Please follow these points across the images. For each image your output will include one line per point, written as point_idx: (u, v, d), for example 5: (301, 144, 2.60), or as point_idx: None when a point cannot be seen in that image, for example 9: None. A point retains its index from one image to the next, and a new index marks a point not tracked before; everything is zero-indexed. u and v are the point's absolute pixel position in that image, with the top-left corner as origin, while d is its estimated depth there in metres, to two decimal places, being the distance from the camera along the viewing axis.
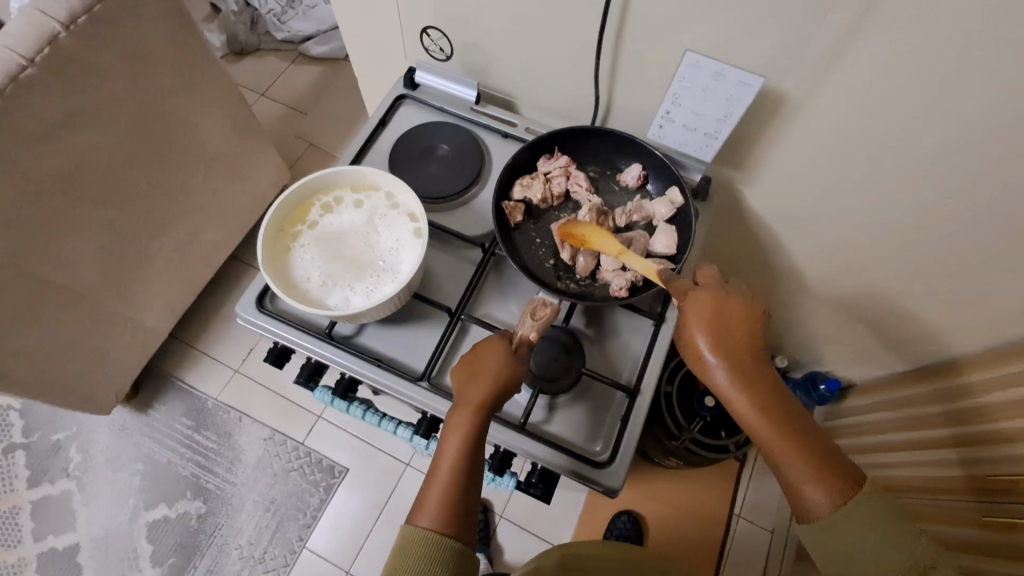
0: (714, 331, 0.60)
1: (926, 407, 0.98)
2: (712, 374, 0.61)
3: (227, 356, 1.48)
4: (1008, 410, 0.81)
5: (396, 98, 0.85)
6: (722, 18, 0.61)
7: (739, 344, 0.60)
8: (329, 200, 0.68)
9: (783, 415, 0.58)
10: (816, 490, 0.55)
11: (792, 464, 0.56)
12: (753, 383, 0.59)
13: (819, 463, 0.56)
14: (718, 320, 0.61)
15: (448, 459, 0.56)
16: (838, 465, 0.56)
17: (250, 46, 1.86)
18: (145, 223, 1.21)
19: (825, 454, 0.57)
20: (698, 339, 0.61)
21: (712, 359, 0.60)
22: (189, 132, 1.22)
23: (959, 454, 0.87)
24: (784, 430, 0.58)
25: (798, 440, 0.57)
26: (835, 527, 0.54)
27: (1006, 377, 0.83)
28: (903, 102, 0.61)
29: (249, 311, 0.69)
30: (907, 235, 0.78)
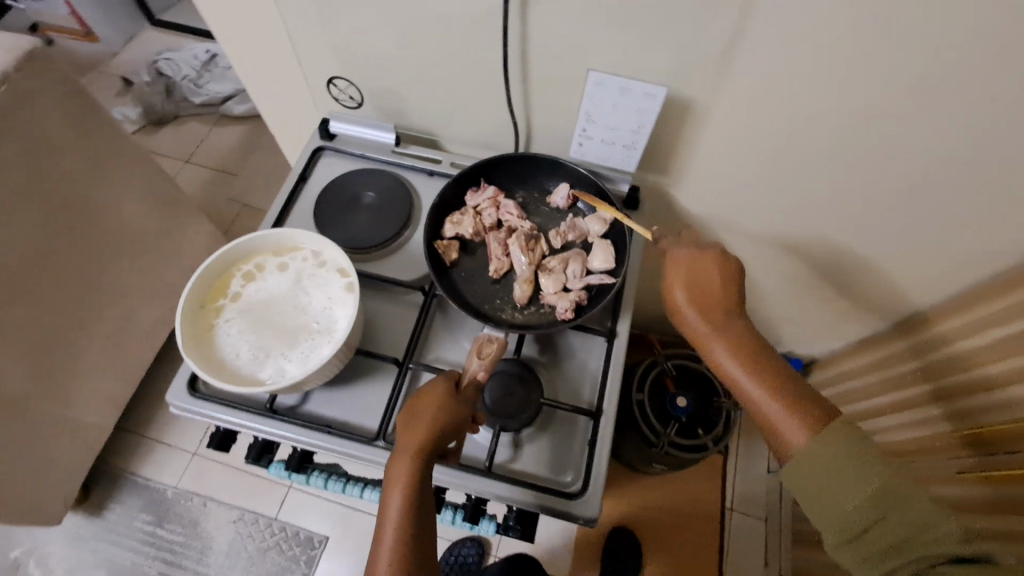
0: (691, 280, 0.65)
1: (881, 371, 1.00)
2: (690, 322, 0.65)
3: (183, 439, 1.40)
4: (992, 352, 0.75)
5: (313, 151, 0.82)
6: (620, 35, 0.62)
7: (715, 290, 0.64)
8: (250, 267, 0.64)
9: (756, 355, 0.60)
10: (789, 420, 0.56)
11: (767, 398, 0.58)
12: (723, 329, 0.63)
13: (793, 393, 0.57)
14: (695, 277, 0.65)
15: (394, 511, 0.53)
16: (810, 395, 0.57)
17: (168, 114, 1.81)
18: (72, 317, 1.13)
19: (798, 384, 0.58)
20: (675, 288, 0.66)
21: (687, 308, 0.65)
22: (108, 215, 1.15)
23: (896, 420, 0.93)
24: (759, 367, 0.60)
25: (768, 377, 0.59)
26: (819, 455, 0.52)
27: (991, 314, 0.77)
28: (807, 91, 0.63)
29: (181, 398, 0.65)
30: (835, 215, 0.80)
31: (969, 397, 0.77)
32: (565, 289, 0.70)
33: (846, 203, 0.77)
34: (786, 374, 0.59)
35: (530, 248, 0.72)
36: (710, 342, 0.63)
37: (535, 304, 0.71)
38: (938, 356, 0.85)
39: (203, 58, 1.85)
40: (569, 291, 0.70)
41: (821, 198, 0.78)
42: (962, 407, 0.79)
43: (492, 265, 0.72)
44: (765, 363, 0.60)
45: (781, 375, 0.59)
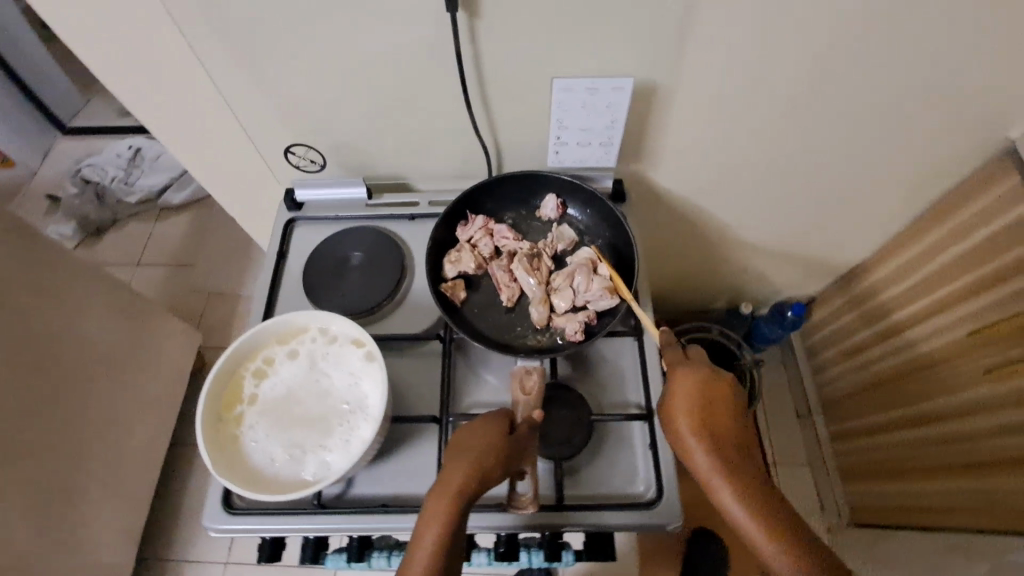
0: (699, 402, 0.57)
1: (875, 300, 1.05)
2: (693, 454, 0.55)
3: (210, 552, 1.31)
4: (1000, 244, 0.79)
5: (285, 225, 0.78)
6: (577, 38, 0.61)
7: (722, 420, 0.56)
8: (259, 363, 0.60)
9: (769, 503, 0.51)
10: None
11: (782, 562, 0.48)
12: (735, 466, 0.54)
13: (812, 561, 0.48)
14: (704, 402, 0.57)
15: (426, 546, 0.48)
16: (831, 561, 0.48)
17: (106, 221, 1.72)
18: (65, 460, 1.04)
19: (817, 549, 0.49)
20: (681, 413, 0.57)
21: (695, 438, 0.55)
22: (77, 343, 1.08)
23: (909, 338, 0.98)
24: (774, 519, 0.50)
25: (791, 533, 0.50)
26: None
27: (982, 213, 0.81)
28: (768, 51, 0.63)
29: (219, 520, 0.60)
30: (814, 165, 0.81)
31: (994, 296, 0.81)
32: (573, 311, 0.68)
33: (821, 151, 0.78)
34: (802, 529, 0.50)
35: (535, 268, 0.70)
36: (717, 485, 0.53)
37: (552, 326, 0.69)
38: (944, 262, 0.89)
39: (127, 154, 1.78)
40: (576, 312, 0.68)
41: (798, 150, 0.78)
42: (989, 304, 0.82)
43: (503, 294, 0.70)
44: (783, 512, 0.51)
45: (797, 531, 0.50)
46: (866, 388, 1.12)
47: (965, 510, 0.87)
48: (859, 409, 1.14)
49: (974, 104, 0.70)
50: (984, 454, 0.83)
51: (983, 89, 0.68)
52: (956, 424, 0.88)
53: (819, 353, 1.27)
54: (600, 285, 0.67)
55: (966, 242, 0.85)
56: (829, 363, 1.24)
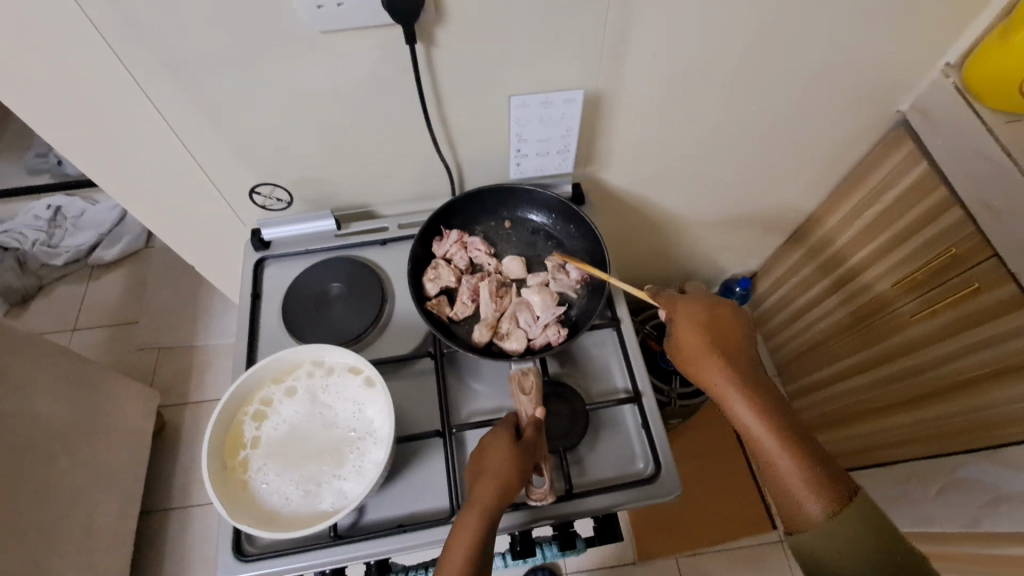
0: (709, 332, 0.64)
1: (812, 263, 1.15)
2: (708, 375, 0.62)
3: None
4: (910, 202, 0.91)
5: (255, 266, 0.78)
6: (526, 59, 0.66)
7: (732, 345, 0.63)
8: (258, 405, 0.60)
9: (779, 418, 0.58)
10: (811, 497, 0.53)
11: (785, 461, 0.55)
12: (746, 384, 0.60)
13: (816, 472, 0.54)
14: (714, 330, 0.64)
15: (456, 565, 0.52)
16: (834, 474, 0.54)
17: (31, 289, 1.59)
18: (27, 549, 0.96)
19: (821, 461, 0.55)
20: (696, 341, 0.64)
21: (710, 358, 0.62)
22: (26, 422, 0.99)
23: (847, 294, 1.08)
24: (779, 429, 0.57)
25: (798, 447, 0.56)
26: (831, 531, 0.52)
27: (888, 178, 0.93)
28: (696, 53, 0.70)
29: (234, 569, 0.59)
30: (746, 151, 0.89)
31: (908, 247, 0.93)
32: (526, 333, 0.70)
33: (751, 137, 0.87)
34: (810, 443, 0.56)
35: (500, 294, 0.73)
36: (730, 398, 0.60)
37: (497, 339, 0.70)
38: (866, 223, 1.00)
39: (46, 214, 1.66)
40: (529, 335, 0.70)
41: (731, 140, 0.87)
42: (907, 254, 0.93)
43: (455, 307, 0.72)
44: (787, 427, 0.57)
45: (802, 440, 0.56)
46: (812, 346, 1.23)
47: (918, 442, 0.96)
48: (809, 367, 1.25)
49: (870, 83, 0.81)
50: (928, 385, 0.92)
51: (877, 69, 0.78)
52: (894, 364, 0.99)
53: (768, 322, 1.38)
54: (552, 321, 0.70)
55: (880, 204, 0.96)
56: (778, 330, 1.35)
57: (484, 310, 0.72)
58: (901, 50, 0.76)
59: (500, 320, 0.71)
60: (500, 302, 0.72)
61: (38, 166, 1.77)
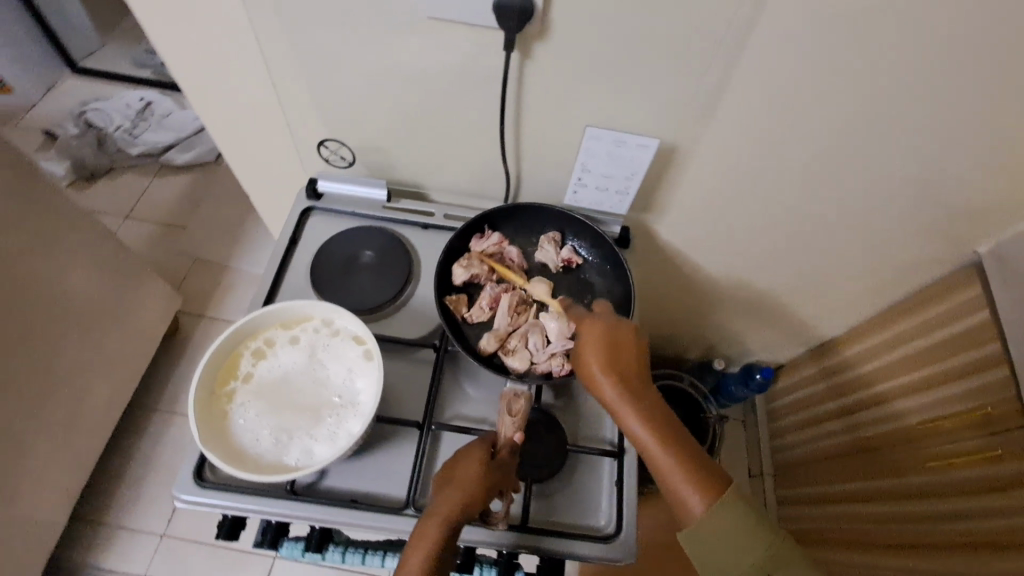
0: (605, 347, 0.65)
1: (848, 372, 1.09)
2: (602, 390, 0.63)
3: (149, 521, 1.26)
4: (951, 349, 0.87)
5: (302, 212, 0.80)
6: (613, 94, 0.66)
7: (628, 361, 0.64)
8: (259, 344, 0.62)
9: (665, 427, 0.61)
10: (693, 494, 0.57)
11: (672, 467, 0.59)
12: (637, 398, 0.62)
13: (698, 471, 0.58)
14: (611, 347, 0.65)
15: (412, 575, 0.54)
16: (710, 468, 0.59)
17: (102, 168, 1.68)
18: (19, 403, 1.01)
19: (698, 458, 0.59)
20: (591, 358, 0.64)
21: (603, 377, 0.63)
22: (53, 289, 1.05)
23: (874, 415, 1.02)
24: (667, 437, 0.60)
25: (680, 453, 0.59)
26: (716, 532, 0.55)
27: (941, 317, 0.89)
28: (782, 135, 0.69)
29: (190, 490, 0.61)
30: (805, 244, 0.87)
31: (943, 391, 0.88)
32: (533, 357, 0.69)
33: (814, 232, 0.84)
34: (690, 446, 0.61)
35: (516, 311, 0.72)
36: (625, 414, 0.62)
37: (501, 352, 0.70)
38: (905, 354, 0.96)
39: (136, 106, 1.76)
40: (536, 359, 0.69)
41: (794, 229, 0.84)
42: (936, 401, 0.90)
43: (471, 310, 0.72)
44: (671, 434, 0.60)
45: (685, 446, 0.60)
46: (823, 455, 1.16)
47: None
48: (814, 476, 1.17)
49: (953, 215, 0.77)
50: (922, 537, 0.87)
51: (964, 205, 0.75)
52: (895, 504, 0.93)
53: (780, 419, 1.33)
54: (559, 353, 0.69)
55: (934, 335, 0.90)
56: (787, 431, 1.30)
57: (496, 322, 0.72)
58: (995, 192, 0.73)
59: (510, 336, 0.71)
60: (515, 319, 0.72)
61: (145, 60, 1.89)
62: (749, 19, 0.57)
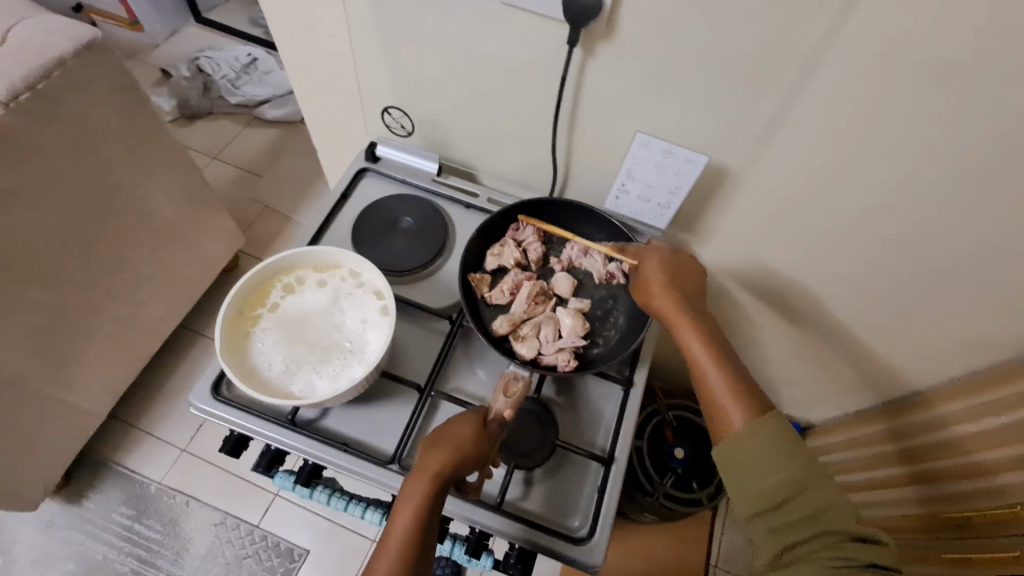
0: (666, 269, 0.69)
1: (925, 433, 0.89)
2: (659, 304, 0.67)
3: (174, 434, 1.36)
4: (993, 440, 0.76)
5: (357, 171, 0.85)
6: (669, 104, 0.66)
7: (686, 288, 0.68)
8: (291, 280, 0.66)
9: (716, 343, 0.63)
10: (735, 403, 0.58)
11: (717, 376, 0.60)
12: (694, 318, 0.65)
13: (743, 384, 0.59)
14: (672, 272, 0.69)
15: (400, 528, 0.54)
16: (758, 390, 0.60)
17: (202, 110, 1.83)
18: (86, 301, 1.12)
19: (746, 378, 0.61)
20: (653, 278, 0.68)
21: (662, 293, 0.67)
22: (136, 205, 1.16)
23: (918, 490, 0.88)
24: (715, 350, 0.62)
25: (729, 370, 0.61)
26: (749, 433, 0.56)
27: (1005, 400, 0.76)
28: (841, 176, 0.66)
29: (205, 400, 0.66)
30: (852, 297, 0.82)
31: (977, 481, 0.77)
32: (541, 349, 0.70)
33: (863, 286, 0.80)
34: (739, 366, 0.62)
35: (536, 301, 0.73)
36: (678, 325, 0.65)
37: (512, 336, 0.71)
38: (953, 433, 0.83)
39: (243, 60, 1.92)
40: (544, 351, 0.70)
41: (841, 277, 0.80)
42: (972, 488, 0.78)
43: (493, 291, 0.74)
44: (723, 355, 0.63)
45: (733, 363, 0.62)
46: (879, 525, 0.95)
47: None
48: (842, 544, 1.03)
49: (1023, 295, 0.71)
50: None
51: None
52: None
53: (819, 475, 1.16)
54: (567, 351, 0.69)
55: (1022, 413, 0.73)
56: None
57: (514, 308, 0.73)
58: None
59: (524, 323, 0.71)
60: (532, 308, 0.72)
61: (260, 21, 2.05)
62: (820, 47, 0.55)
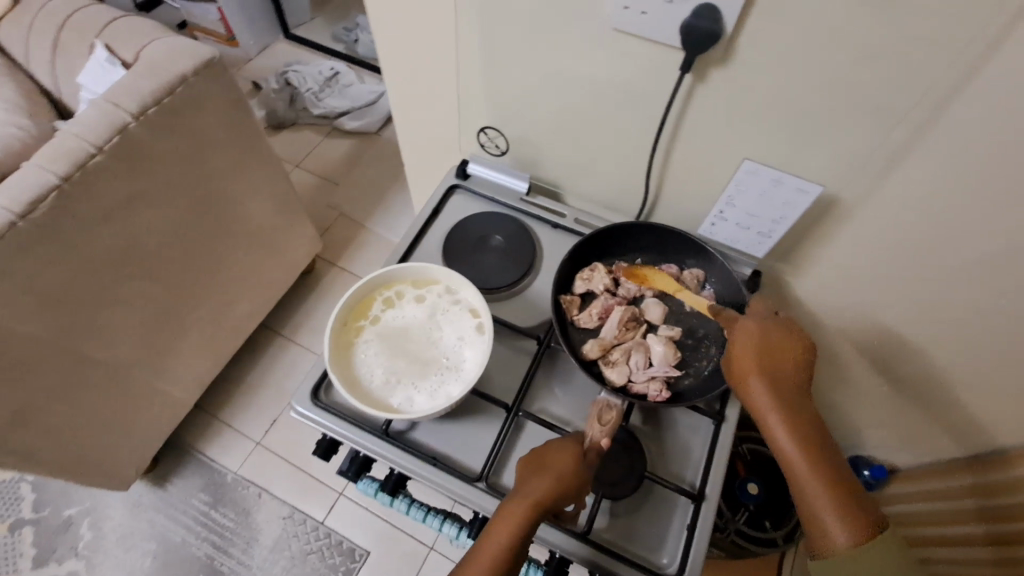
0: (761, 353, 0.62)
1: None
2: (752, 394, 0.61)
3: (250, 427, 1.43)
4: None
5: (448, 188, 0.87)
6: (781, 131, 0.63)
7: (783, 373, 0.62)
8: (391, 294, 0.68)
9: (815, 442, 0.59)
10: (836, 519, 0.56)
11: (815, 483, 0.57)
12: (790, 411, 0.60)
13: (845, 496, 0.56)
14: (767, 356, 0.62)
15: (492, 547, 0.54)
16: (860, 501, 0.57)
17: (288, 120, 1.95)
18: (184, 298, 1.20)
19: (849, 486, 0.57)
20: (748, 366, 0.62)
21: (755, 381, 0.61)
22: (234, 210, 1.24)
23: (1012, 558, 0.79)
24: (814, 452, 0.58)
25: (830, 476, 0.57)
26: (849, 555, 0.55)
27: None
28: (969, 214, 0.61)
29: (304, 404, 0.68)
30: (965, 341, 0.76)
31: None
32: (632, 376, 0.69)
33: (979, 330, 0.74)
34: (839, 467, 0.58)
35: (627, 327, 0.72)
36: (770, 420, 0.60)
37: (601, 361, 0.70)
38: None
39: (327, 73, 2.02)
40: (635, 379, 0.68)
41: (954, 322, 0.75)
42: None
43: (582, 314, 0.73)
44: (823, 455, 0.58)
45: (833, 466, 0.58)
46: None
47: None
48: None
49: None
50: None
51: None
52: None
53: None
54: (658, 380, 0.68)
55: None
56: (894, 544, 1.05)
57: (603, 332, 0.72)
58: None
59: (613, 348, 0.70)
60: (623, 333, 0.71)
61: (344, 36, 2.16)
62: (958, 83, 0.52)
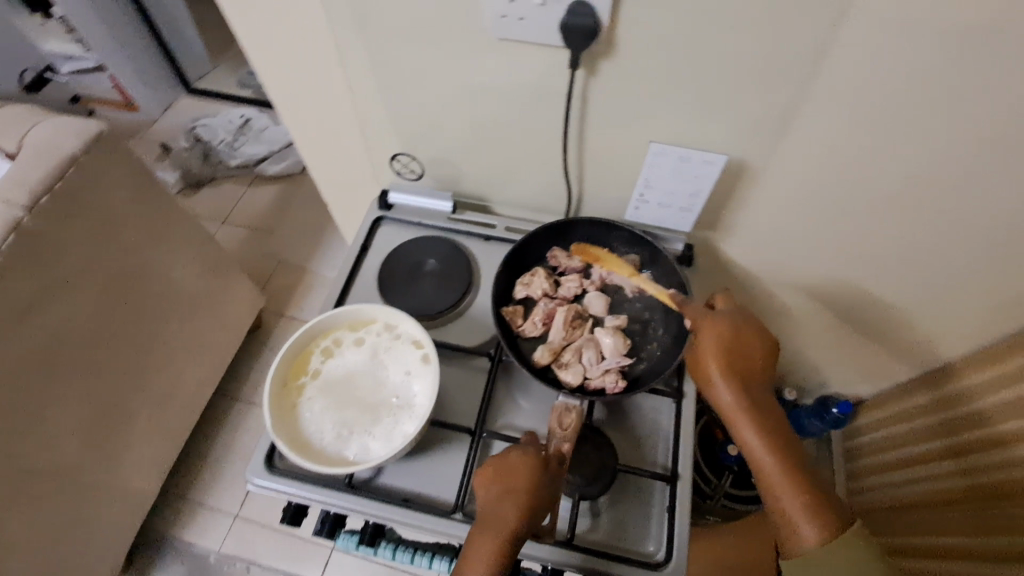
0: (727, 353, 0.63)
1: (972, 400, 0.88)
2: (719, 395, 0.63)
3: (224, 501, 1.37)
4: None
5: (373, 221, 0.85)
6: (678, 109, 0.65)
7: (745, 373, 0.64)
8: (328, 343, 0.66)
9: (779, 439, 0.61)
10: (806, 519, 0.57)
11: (784, 484, 0.59)
12: (756, 410, 0.62)
13: (811, 493, 0.58)
14: (734, 356, 0.63)
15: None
16: (826, 497, 0.58)
17: (206, 177, 1.87)
18: (125, 384, 1.13)
19: (814, 483, 0.59)
20: (714, 367, 0.63)
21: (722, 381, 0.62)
22: (159, 283, 1.17)
23: (983, 461, 0.84)
24: (780, 450, 0.60)
25: (796, 471, 0.59)
26: (818, 552, 0.56)
27: None
28: (864, 155, 0.64)
29: (260, 475, 0.65)
30: (889, 271, 0.80)
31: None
32: (586, 374, 0.69)
33: (899, 260, 0.78)
34: (803, 464, 0.60)
35: (573, 326, 0.72)
36: (739, 421, 0.61)
37: (554, 365, 0.70)
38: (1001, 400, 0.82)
39: (237, 121, 1.95)
40: (589, 376, 0.69)
41: (875, 256, 0.78)
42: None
43: (527, 322, 0.73)
44: (787, 451, 0.60)
45: (798, 464, 0.60)
46: (926, 501, 0.95)
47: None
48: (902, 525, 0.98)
49: None
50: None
51: None
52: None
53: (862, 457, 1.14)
54: (612, 372, 0.69)
55: None
56: (872, 471, 1.10)
57: (551, 336, 0.72)
58: None
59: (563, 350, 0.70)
60: (570, 333, 0.72)
61: (248, 81, 2.09)
62: (826, 36, 0.54)
